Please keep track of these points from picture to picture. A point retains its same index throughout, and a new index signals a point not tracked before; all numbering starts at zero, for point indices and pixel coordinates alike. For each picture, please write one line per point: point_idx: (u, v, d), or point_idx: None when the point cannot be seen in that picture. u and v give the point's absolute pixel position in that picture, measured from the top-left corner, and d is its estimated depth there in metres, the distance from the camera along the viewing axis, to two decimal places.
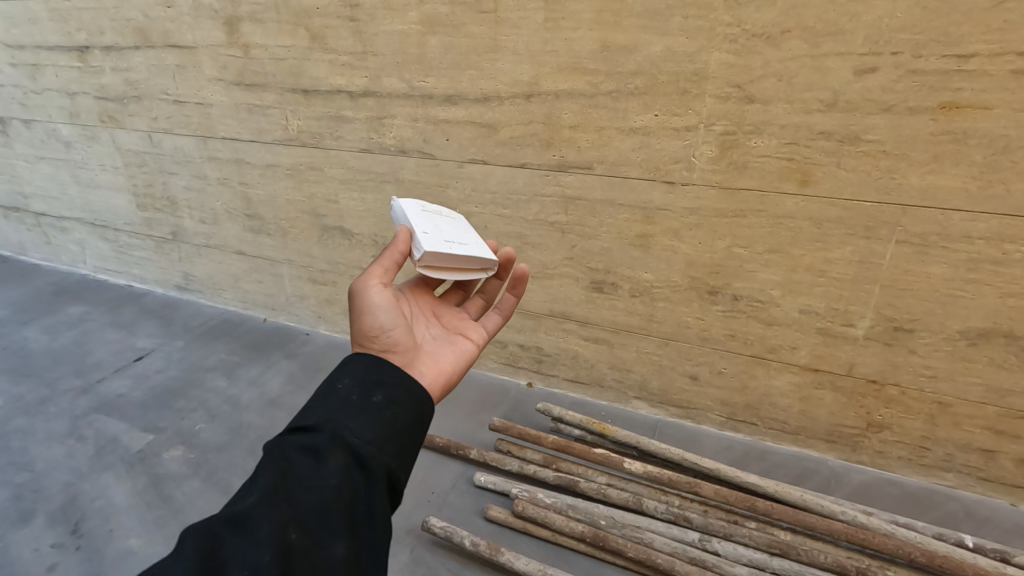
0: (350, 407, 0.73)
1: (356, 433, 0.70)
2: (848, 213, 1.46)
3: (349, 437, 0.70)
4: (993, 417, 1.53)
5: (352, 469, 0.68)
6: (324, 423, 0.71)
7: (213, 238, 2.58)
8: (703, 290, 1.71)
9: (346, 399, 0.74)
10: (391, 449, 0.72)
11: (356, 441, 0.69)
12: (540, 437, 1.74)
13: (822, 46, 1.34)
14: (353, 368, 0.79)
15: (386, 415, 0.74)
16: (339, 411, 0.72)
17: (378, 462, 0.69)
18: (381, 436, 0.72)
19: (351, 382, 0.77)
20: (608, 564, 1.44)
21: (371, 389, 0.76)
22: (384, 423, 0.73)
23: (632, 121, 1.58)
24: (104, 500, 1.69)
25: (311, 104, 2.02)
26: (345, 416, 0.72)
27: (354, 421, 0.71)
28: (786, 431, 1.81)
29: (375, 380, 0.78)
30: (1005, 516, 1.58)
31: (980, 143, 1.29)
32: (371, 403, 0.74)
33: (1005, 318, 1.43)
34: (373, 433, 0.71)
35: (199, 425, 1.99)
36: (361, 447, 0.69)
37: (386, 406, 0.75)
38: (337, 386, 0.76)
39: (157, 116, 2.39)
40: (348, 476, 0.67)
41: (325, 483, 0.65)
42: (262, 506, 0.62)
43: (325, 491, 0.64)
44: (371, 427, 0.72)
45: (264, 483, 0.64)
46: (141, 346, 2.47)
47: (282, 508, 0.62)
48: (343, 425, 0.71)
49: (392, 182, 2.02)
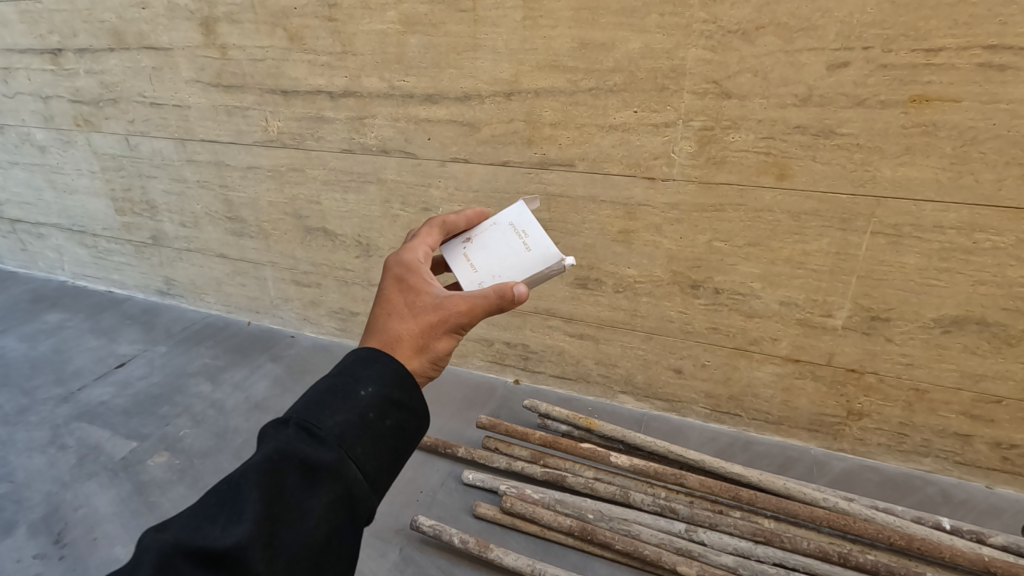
0: (365, 428, 0.70)
1: (358, 464, 0.68)
2: (824, 206, 1.49)
3: (350, 471, 0.67)
4: (968, 402, 1.57)
5: (341, 506, 0.66)
6: (332, 443, 0.68)
7: (194, 241, 2.55)
8: (686, 284, 1.73)
9: (363, 415, 0.70)
10: (382, 483, 0.72)
11: (355, 478, 0.67)
12: (527, 434, 1.75)
13: (795, 42, 1.36)
14: (378, 372, 0.75)
15: (393, 443, 0.72)
16: (351, 432, 0.69)
17: (367, 504, 0.69)
18: (379, 470, 0.71)
19: (374, 393, 0.73)
20: (596, 556, 1.45)
21: (389, 409, 0.73)
22: (387, 453, 0.72)
23: (611, 118, 1.60)
24: (88, 509, 1.67)
25: (291, 105, 2.01)
26: (354, 438, 0.69)
27: (362, 448, 0.69)
28: (769, 421, 1.84)
29: (396, 401, 0.74)
30: (981, 498, 1.62)
31: (949, 134, 1.32)
32: (384, 427, 0.71)
33: (977, 306, 1.46)
34: (373, 465, 0.70)
35: (184, 431, 1.97)
36: (358, 487, 0.67)
37: (395, 433, 0.73)
38: (360, 394, 0.72)
39: (134, 119, 2.35)
40: (335, 515, 0.66)
41: (308, 522, 0.64)
42: (242, 536, 0.60)
43: (307, 533, 0.63)
44: (375, 457, 0.70)
45: (252, 504, 0.62)
46: (123, 353, 2.43)
47: (261, 543, 0.61)
48: (350, 452, 0.68)
49: (374, 182, 2.01)
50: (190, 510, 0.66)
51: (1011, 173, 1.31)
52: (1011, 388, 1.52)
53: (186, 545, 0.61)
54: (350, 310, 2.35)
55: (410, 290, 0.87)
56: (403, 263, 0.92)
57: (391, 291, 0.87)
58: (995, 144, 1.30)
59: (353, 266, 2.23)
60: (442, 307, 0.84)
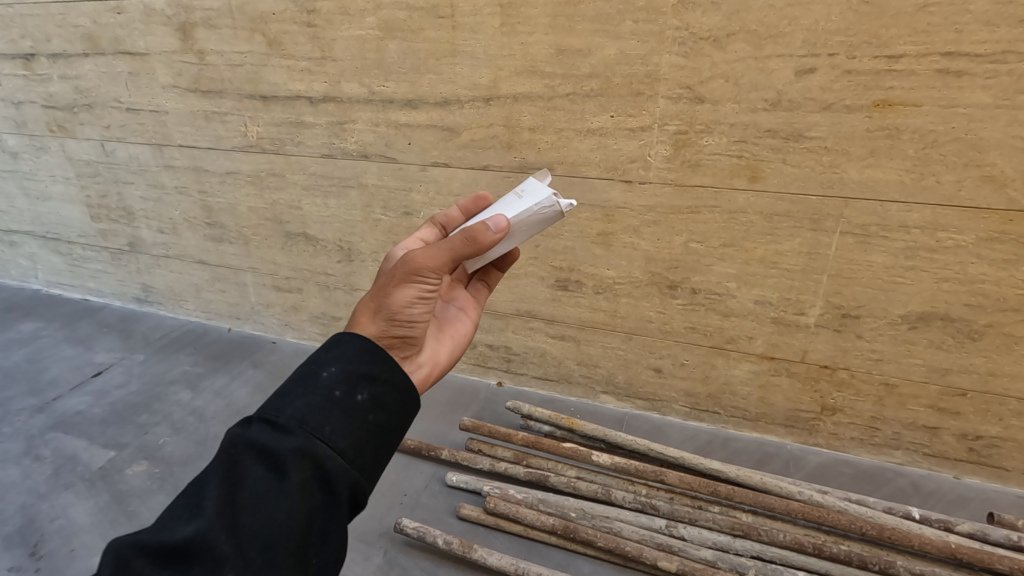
0: (331, 406, 0.70)
1: (327, 442, 0.69)
2: (795, 207, 1.53)
3: (319, 450, 0.68)
4: (936, 396, 1.63)
5: (313, 487, 0.67)
6: (295, 426, 0.68)
7: (173, 248, 2.53)
8: (664, 285, 1.77)
9: (328, 396, 0.71)
10: (363, 460, 0.71)
11: (326, 455, 0.68)
12: (510, 435, 1.77)
13: (764, 49, 1.40)
14: (343, 352, 0.76)
15: (369, 418, 0.72)
16: (315, 411, 0.70)
17: (344, 481, 0.68)
18: (355, 445, 0.70)
19: (337, 370, 0.74)
20: (579, 555, 1.47)
21: (358, 384, 0.73)
22: (364, 427, 0.72)
23: (589, 122, 1.63)
24: (65, 520, 1.64)
25: (271, 110, 2.00)
26: (320, 419, 0.69)
27: (331, 425, 0.69)
28: (746, 418, 1.88)
29: (365, 374, 0.75)
30: (949, 489, 1.68)
31: (911, 138, 1.37)
32: (354, 402, 0.72)
33: (942, 302, 1.52)
34: (346, 442, 0.70)
35: (163, 439, 1.94)
36: (329, 464, 0.67)
37: (369, 408, 0.73)
38: (322, 374, 0.73)
39: (109, 124, 2.33)
40: (308, 497, 0.66)
41: (279, 506, 0.64)
42: (203, 531, 0.61)
43: (277, 517, 0.64)
44: (347, 434, 0.70)
45: (212, 498, 0.63)
46: (100, 361, 2.40)
47: (224, 534, 0.62)
48: (317, 431, 0.69)
49: (355, 187, 2.02)
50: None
51: (970, 174, 1.37)
52: (975, 381, 1.57)
53: (149, 548, 0.62)
54: (332, 314, 2.34)
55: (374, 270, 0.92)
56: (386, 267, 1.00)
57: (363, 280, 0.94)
58: (955, 146, 1.35)
59: (334, 270, 2.23)
60: (400, 263, 0.85)
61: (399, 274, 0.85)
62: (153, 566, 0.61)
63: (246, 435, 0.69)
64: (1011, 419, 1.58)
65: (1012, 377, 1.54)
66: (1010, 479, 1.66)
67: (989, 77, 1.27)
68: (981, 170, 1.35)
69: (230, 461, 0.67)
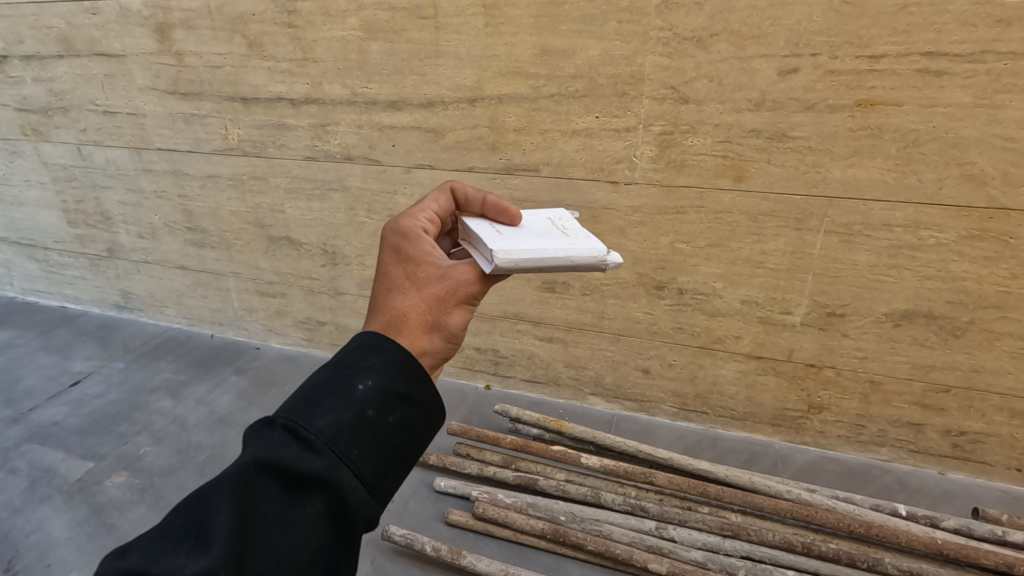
0: (362, 428, 0.67)
1: (352, 468, 0.65)
2: (780, 206, 1.54)
3: (343, 478, 0.64)
4: (920, 392, 1.64)
5: (330, 516, 0.64)
6: (322, 447, 0.64)
7: (153, 253, 2.48)
8: (650, 285, 1.77)
9: (359, 414, 0.67)
10: (382, 489, 0.68)
11: (350, 484, 0.64)
12: (498, 438, 1.75)
13: (747, 49, 1.41)
14: (380, 363, 0.72)
15: (394, 442, 0.69)
16: (345, 431, 0.66)
17: (362, 514, 0.66)
18: (377, 473, 0.67)
19: (373, 385, 0.70)
20: (569, 559, 1.46)
21: (391, 405, 0.70)
22: (389, 452, 0.69)
23: (574, 123, 1.62)
24: (41, 534, 1.59)
25: (251, 113, 1.97)
26: (348, 442, 0.66)
27: (359, 449, 0.66)
28: (734, 417, 1.88)
29: (399, 395, 0.71)
30: (934, 484, 1.69)
31: (893, 137, 1.38)
32: (383, 424, 0.69)
33: (925, 300, 1.53)
34: (371, 469, 0.67)
35: (144, 449, 1.90)
36: (351, 494, 0.64)
37: (397, 432, 0.70)
38: (357, 387, 0.69)
39: (86, 127, 2.27)
40: (323, 525, 0.63)
41: (292, 536, 0.62)
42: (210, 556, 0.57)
43: (287, 547, 0.61)
44: (373, 461, 0.67)
45: (225, 522, 0.60)
46: (77, 370, 2.34)
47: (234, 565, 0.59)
48: (344, 455, 0.65)
49: (339, 190, 2.00)
50: (154, 531, 0.64)
51: (951, 173, 1.38)
52: (958, 377, 1.59)
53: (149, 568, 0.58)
54: (317, 319, 2.31)
55: (410, 261, 0.83)
56: (401, 236, 0.87)
57: (389, 266, 0.83)
58: (935, 145, 1.36)
59: (319, 274, 2.20)
60: (453, 282, 0.81)
61: (456, 288, 0.80)
62: None
63: (267, 447, 0.65)
64: (993, 415, 1.60)
65: (994, 373, 1.56)
66: (993, 474, 1.68)
67: (968, 77, 1.29)
68: (961, 169, 1.37)
69: (245, 477, 0.63)
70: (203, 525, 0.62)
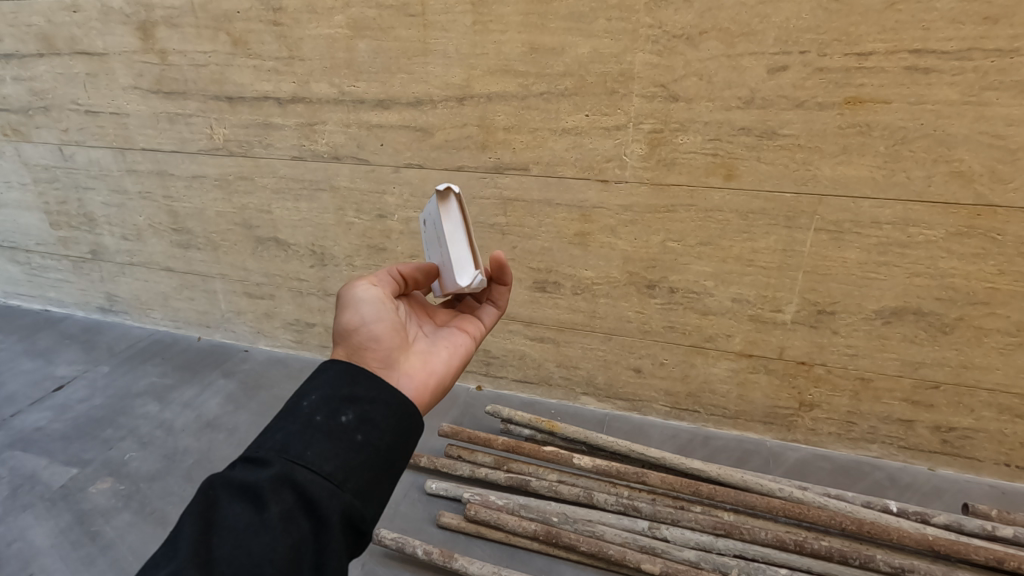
0: (313, 430, 0.69)
1: (309, 467, 0.66)
2: (770, 204, 1.54)
3: (300, 475, 0.65)
4: (910, 389, 1.64)
5: (298, 515, 0.63)
6: (274, 457, 0.66)
7: (138, 255, 2.44)
8: (642, 284, 1.76)
9: (308, 421, 0.69)
10: (353, 484, 0.67)
11: (308, 480, 0.65)
12: (490, 439, 1.73)
13: (736, 47, 1.40)
14: (324, 379, 0.75)
15: (356, 438, 0.70)
16: (295, 439, 0.68)
17: (331, 506, 0.64)
18: (341, 468, 0.67)
19: (318, 397, 0.73)
20: (562, 560, 1.45)
21: (341, 406, 0.72)
22: (351, 448, 0.69)
23: (564, 122, 1.61)
24: (23, 543, 1.56)
25: (237, 112, 1.95)
26: (300, 446, 0.67)
27: (313, 448, 0.67)
28: (726, 416, 1.88)
29: (347, 396, 0.73)
30: (924, 481, 1.70)
31: (882, 134, 1.39)
32: (337, 424, 0.70)
33: (914, 297, 1.54)
34: (331, 465, 0.67)
35: (129, 454, 1.87)
36: (312, 488, 0.64)
37: (356, 428, 0.70)
38: (303, 403, 0.72)
39: (68, 128, 2.23)
40: (292, 524, 0.62)
41: (259, 539, 0.60)
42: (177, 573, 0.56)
43: (258, 548, 0.59)
44: (332, 456, 0.67)
45: (189, 538, 0.59)
46: (61, 375, 2.30)
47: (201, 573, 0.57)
48: (297, 458, 0.66)
49: (327, 190, 1.97)
50: None
51: (939, 170, 1.38)
52: (947, 373, 1.59)
53: None
54: (306, 321, 2.29)
55: None
56: None
57: None
58: (924, 143, 1.37)
59: (308, 275, 2.18)
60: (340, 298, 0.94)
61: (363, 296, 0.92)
62: None
63: (226, 474, 0.66)
64: (982, 410, 1.61)
65: (982, 369, 1.56)
66: (982, 469, 1.69)
67: (955, 74, 1.29)
68: (949, 166, 1.37)
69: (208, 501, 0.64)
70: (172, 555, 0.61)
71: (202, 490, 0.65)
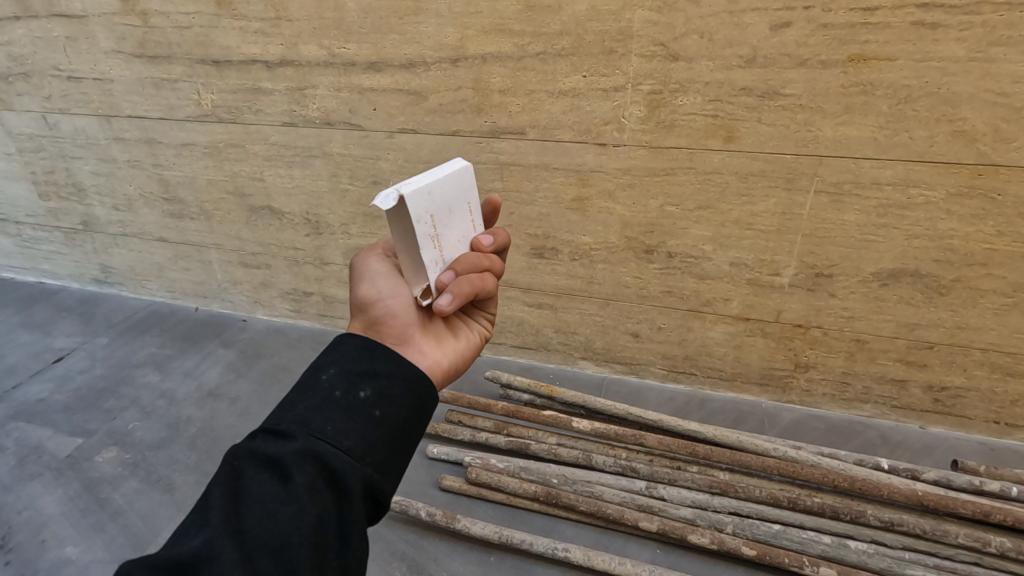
0: (333, 404, 0.69)
1: (331, 440, 0.66)
2: (770, 166, 1.52)
3: (323, 449, 0.65)
4: (904, 349, 1.66)
5: (321, 486, 0.63)
6: (297, 431, 0.66)
7: (130, 225, 2.41)
8: (639, 249, 1.76)
9: (328, 396, 0.70)
10: (373, 457, 0.68)
11: (331, 453, 0.65)
12: (490, 405, 1.75)
13: (739, 3, 1.36)
14: (341, 354, 0.75)
15: (374, 414, 0.70)
16: (316, 413, 0.68)
17: (354, 478, 0.65)
18: (362, 442, 0.68)
19: (337, 372, 0.72)
20: (562, 519, 1.50)
21: (359, 382, 0.72)
22: (370, 423, 0.69)
23: (561, 83, 1.57)
24: (33, 510, 1.59)
25: (224, 76, 1.89)
26: (322, 421, 0.67)
27: (335, 423, 0.67)
28: (723, 378, 1.90)
29: (364, 372, 0.73)
30: (915, 438, 1.73)
31: (886, 93, 1.36)
32: (354, 402, 0.70)
33: (912, 259, 1.53)
34: (353, 438, 0.67)
35: (133, 423, 1.89)
36: (336, 461, 0.65)
37: (374, 404, 0.71)
38: (321, 377, 0.72)
39: (50, 95, 2.17)
40: (317, 495, 0.63)
41: (286, 508, 0.61)
42: (210, 542, 0.57)
43: (286, 518, 0.60)
44: (354, 429, 0.68)
45: (218, 508, 0.60)
46: (60, 346, 2.30)
47: (233, 540, 0.58)
48: (318, 432, 0.67)
49: (319, 156, 1.94)
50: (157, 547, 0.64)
51: (941, 130, 1.36)
52: (942, 334, 1.61)
53: (155, 561, 0.57)
54: (303, 290, 2.28)
55: None
56: None
57: None
58: (928, 101, 1.34)
59: (303, 244, 2.16)
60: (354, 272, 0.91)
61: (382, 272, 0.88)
62: None
63: (248, 445, 0.66)
64: (974, 370, 1.63)
65: (977, 329, 1.58)
66: (972, 426, 1.73)
67: (963, 29, 1.26)
68: (952, 125, 1.35)
69: (232, 472, 0.64)
70: (198, 522, 0.61)
71: (225, 461, 0.65)
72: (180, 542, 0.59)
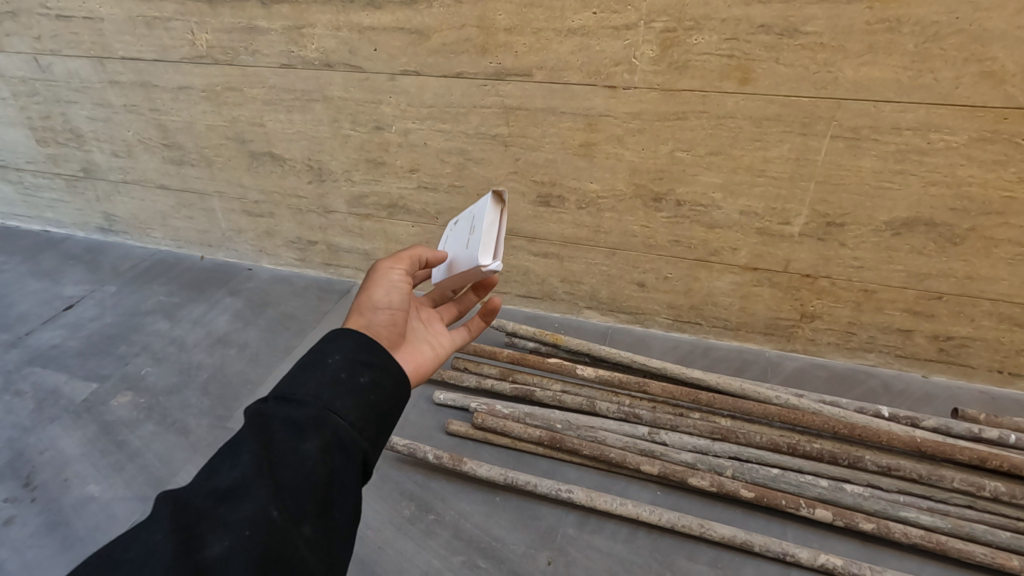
0: (340, 382, 0.73)
1: (339, 413, 0.71)
2: (786, 110, 1.46)
3: (332, 419, 0.70)
4: (912, 300, 1.65)
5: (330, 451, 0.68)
6: (309, 400, 0.71)
7: (131, 172, 2.37)
8: (648, 197, 1.72)
9: (336, 374, 0.74)
10: (370, 432, 0.73)
11: (339, 424, 0.70)
12: (495, 352, 1.76)
13: None
14: (344, 337, 0.79)
15: (373, 396, 0.75)
16: (325, 387, 0.72)
17: (358, 447, 0.70)
18: (364, 417, 0.73)
19: (342, 354, 0.77)
20: (565, 463, 1.54)
21: (361, 366, 0.77)
22: (370, 404, 0.74)
23: (569, 21, 1.50)
24: (55, 451, 1.65)
25: (218, 14, 1.81)
26: (330, 395, 0.72)
27: (342, 399, 0.72)
28: (727, 328, 1.91)
29: (366, 358, 0.78)
30: (917, 387, 1.75)
31: (913, 30, 1.29)
32: (359, 382, 0.75)
33: (927, 207, 1.50)
34: (356, 413, 0.72)
35: (146, 369, 1.93)
36: (342, 432, 0.69)
37: (373, 386, 0.76)
38: (328, 356, 0.76)
39: (40, 35, 2.09)
40: (327, 458, 0.67)
41: (300, 467, 0.65)
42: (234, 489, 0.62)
43: (299, 475, 0.65)
44: (357, 406, 0.73)
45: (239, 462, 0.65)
46: (69, 294, 2.32)
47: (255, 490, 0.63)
48: (327, 405, 0.71)
49: (319, 100, 1.88)
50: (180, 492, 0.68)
51: (969, 70, 1.30)
52: (952, 284, 1.59)
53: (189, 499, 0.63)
54: (308, 239, 2.27)
55: None
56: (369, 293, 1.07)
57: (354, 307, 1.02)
58: (956, 40, 1.27)
59: (306, 191, 2.13)
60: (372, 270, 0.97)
61: (395, 284, 0.95)
62: (193, 515, 0.61)
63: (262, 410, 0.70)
64: (982, 320, 1.63)
65: (988, 279, 1.56)
66: (975, 376, 1.74)
67: None
68: (981, 65, 1.29)
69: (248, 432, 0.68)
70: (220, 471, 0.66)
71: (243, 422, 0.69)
72: (204, 488, 0.64)
